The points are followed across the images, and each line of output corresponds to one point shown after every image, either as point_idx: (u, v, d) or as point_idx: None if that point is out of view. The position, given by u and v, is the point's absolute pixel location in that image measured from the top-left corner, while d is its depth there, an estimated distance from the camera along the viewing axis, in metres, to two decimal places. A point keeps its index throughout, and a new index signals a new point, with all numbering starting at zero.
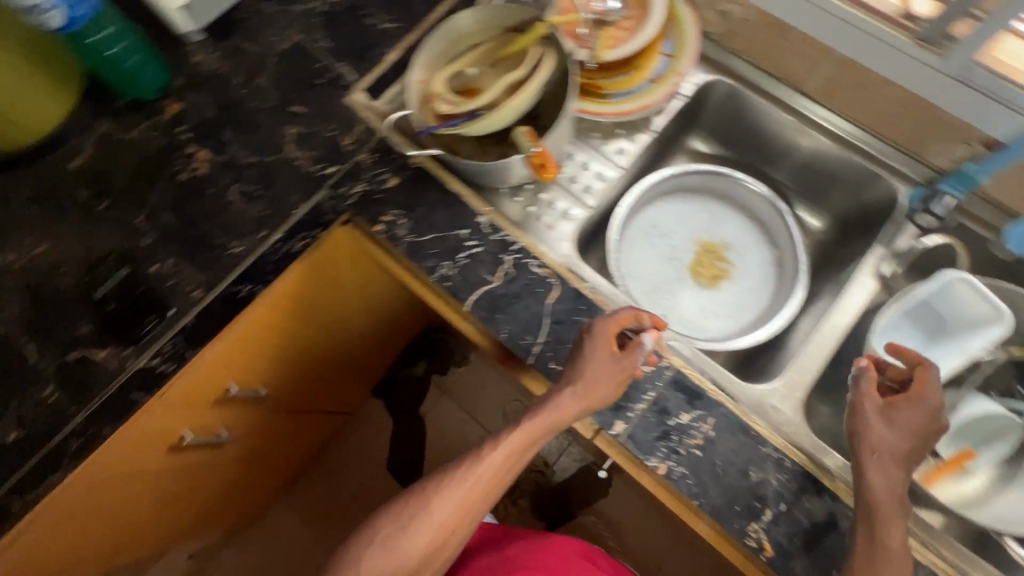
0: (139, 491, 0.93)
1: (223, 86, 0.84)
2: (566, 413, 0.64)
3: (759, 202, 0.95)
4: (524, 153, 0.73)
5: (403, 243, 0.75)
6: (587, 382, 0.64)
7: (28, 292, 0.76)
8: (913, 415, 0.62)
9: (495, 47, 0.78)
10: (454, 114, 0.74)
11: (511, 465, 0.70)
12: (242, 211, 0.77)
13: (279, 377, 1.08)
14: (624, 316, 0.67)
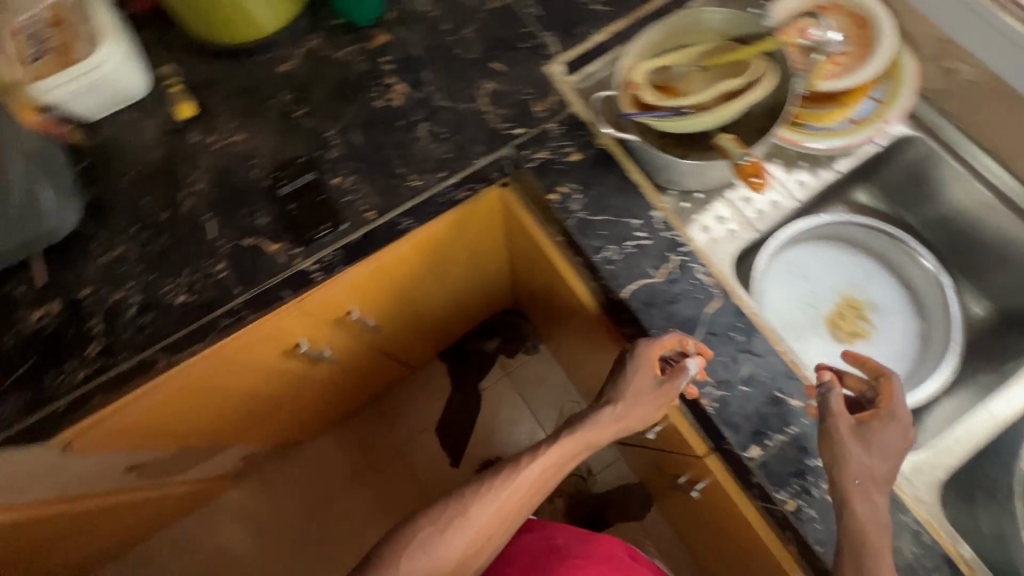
0: (222, 396, 0.97)
1: (431, 28, 0.88)
2: (607, 431, 0.72)
3: (915, 271, 0.92)
4: (735, 160, 0.70)
5: (573, 217, 0.76)
6: (628, 403, 0.70)
7: (219, 174, 0.81)
8: (892, 439, 0.62)
9: (711, 51, 0.78)
10: (657, 106, 0.75)
11: (543, 482, 0.72)
12: (427, 149, 0.80)
13: (387, 315, 1.11)
14: (667, 341, 0.68)
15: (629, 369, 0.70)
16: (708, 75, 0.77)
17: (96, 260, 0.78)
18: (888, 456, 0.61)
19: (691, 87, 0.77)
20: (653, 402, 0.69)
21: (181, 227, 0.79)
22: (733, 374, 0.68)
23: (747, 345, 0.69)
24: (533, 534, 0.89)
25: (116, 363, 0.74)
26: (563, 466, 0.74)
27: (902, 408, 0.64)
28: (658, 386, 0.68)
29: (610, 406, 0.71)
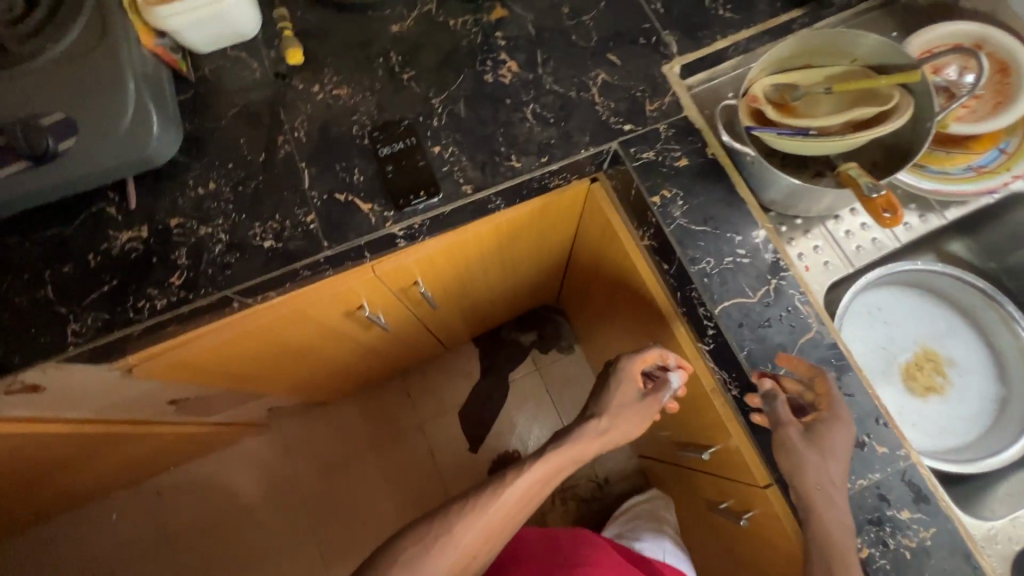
0: (241, 362, 0.97)
1: (550, 9, 0.86)
2: (591, 447, 0.78)
3: (1004, 335, 0.87)
4: (865, 192, 0.64)
5: (673, 223, 0.74)
6: (615, 413, 0.79)
7: (319, 124, 0.80)
8: (839, 441, 0.62)
9: (841, 75, 0.75)
10: (781, 123, 0.72)
11: (530, 498, 0.74)
12: (532, 131, 0.79)
13: (443, 292, 1.09)
14: (648, 356, 0.80)
15: (616, 384, 0.80)
16: (835, 99, 0.74)
17: (189, 192, 0.77)
18: (840, 459, 0.62)
19: (816, 110, 0.74)
20: (634, 415, 0.80)
21: (276, 171, 0.78)
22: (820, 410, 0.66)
23: (838, 383, 0.67)
24: (539, 536, 0.85)
25: (196, 297, 0.74)
26: (550, 482, 0.76)
27: (842, 407, 0.64)
28: (640, 400, 0.80)
29: (595, 421, 0.79)
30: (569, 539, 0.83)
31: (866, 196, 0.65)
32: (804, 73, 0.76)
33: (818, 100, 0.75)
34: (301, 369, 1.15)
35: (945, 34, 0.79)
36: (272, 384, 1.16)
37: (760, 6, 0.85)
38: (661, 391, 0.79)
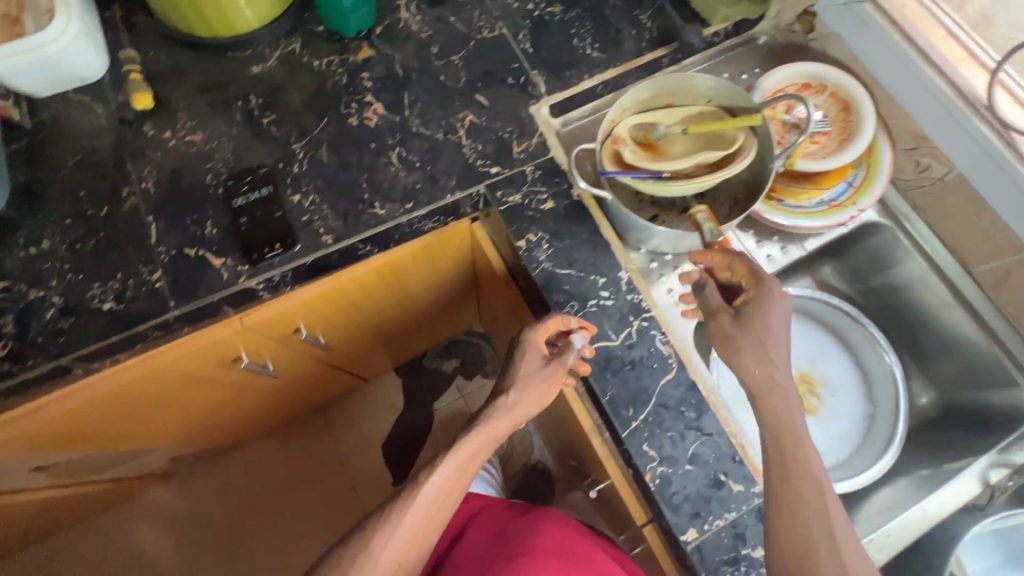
0: (127, 411, 0.88)
1: (418, 50, 0.85)
2: (502, 425, 0.69)
3: (871, 354, 0.91)
4: (704, 237, 0.68)
5: (539, 268, 0.74)
6: (517, 391, 0.69)
7: (169, 173, 0.76)
8: (770, 316, 0.61)
9: (696, 116, 0.77)
10: (637, 166, 0.74)
11: (444, 509, 0.66)
12: (397, 177, 0.77)
13: (339, 333, 1.05)
14: (550, 324, 0.68)
15: (518, 354, 0.69)
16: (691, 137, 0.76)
17: (19, 253, 0.72)
18: (779, 338, 0.60)
19: (674, 148, 0.76)
20: (544, 386, 0.69)
21: (120, 226, 0.73)
22: (679, 452, 0.66)
23: (696, 423, 0.67)
24: (486, 523, 0.81)
25: (24, 368, 0.68)
26: (464, 479, 0.68)
27: (770, 284, 0.62)
28: (545, 367, 0.69)
29: (502, 398, 0.69)
30: (515, 526, 0.79)
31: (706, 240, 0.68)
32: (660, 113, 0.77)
33: (676, 138, 0.76)
34: (198, 409, 1.04)
35: (793, 74, 0.83)
36: (171, 427, 1.06)
37: (626, 46, 0.86)
38: (567, 356, 0.68)
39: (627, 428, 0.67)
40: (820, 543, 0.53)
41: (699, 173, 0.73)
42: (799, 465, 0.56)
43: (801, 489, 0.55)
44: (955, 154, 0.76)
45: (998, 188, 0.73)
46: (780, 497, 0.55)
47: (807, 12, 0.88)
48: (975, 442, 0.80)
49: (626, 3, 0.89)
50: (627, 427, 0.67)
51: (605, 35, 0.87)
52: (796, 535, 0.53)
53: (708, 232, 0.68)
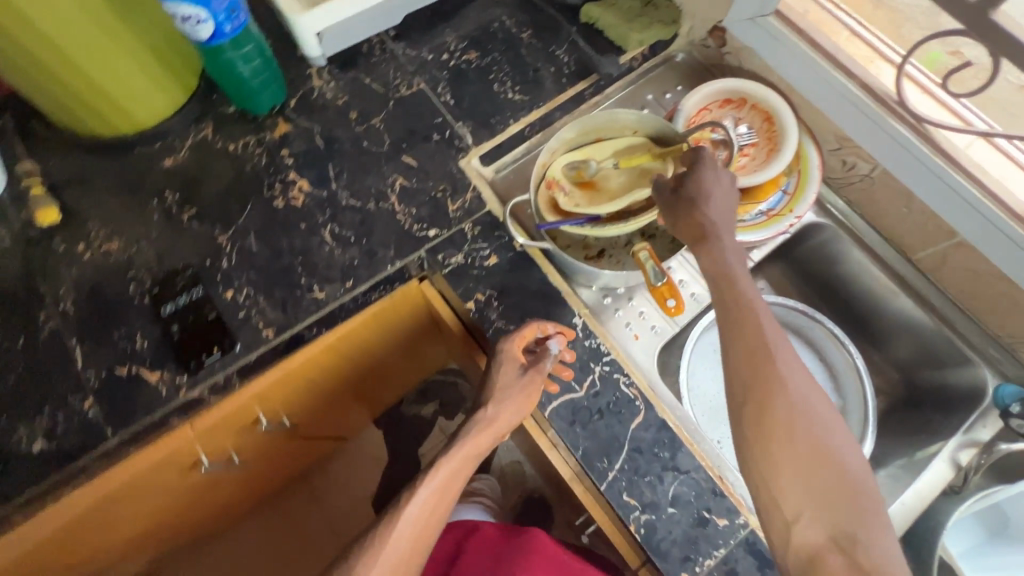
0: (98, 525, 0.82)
1: (336, 118, 0.82)
2: (482, 439, 0.70)
3: (834, 349, 0.90)
4: (651, 283, 0.69)
5: (492, 328, 0.72)
6: (496, 408, 0.68)
7: (88, 290, 0.71)
8: (703, 180, 0.64)
9: (628, 148, 0.77)
10: (574, 212, 0.73)
11: (434, 525, 0.67)
12: (333, 255, 0.74)
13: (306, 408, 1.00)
14: (527, 331, 0.69)
15: (494, 366, 0.69)
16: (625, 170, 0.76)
17: None
18: (717, 195, 0.63)
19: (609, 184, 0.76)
20: (521, 394, 0.68)
21: (40, 356, 0.68)
22: (660, 495, 0.65)
23: (672, 463, 0.66)
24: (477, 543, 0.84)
25: None
26: (450, 496, 0.69)
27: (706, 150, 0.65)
28: (522, 377, 0.68)
29: (480, 412, 0.70)
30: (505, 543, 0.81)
31: (653, 284, 0.69)
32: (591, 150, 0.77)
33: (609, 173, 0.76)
34: (175, 511, 0.97)
35: (714, 91, 0.84)
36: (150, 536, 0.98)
37: (547, 85, 0.86)
38: (542, 362, 0.68)
39: (604, 479, 0.66)
40: (780, 396, 0.53)
41: (636, 211, 0.73)
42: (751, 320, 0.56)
43: (758, 345, 0.55)
44: (880, 154, 0.78)
45: (925, 185, 0.76)
46: (739, 355, 0.55)
47: (717, 28, 0.87)
48: (941, 423, 0.82)
49: (541, 42, 0.89)
50: (605, 479, 0.66)
51: (525, 77, 0.86)
52: (757, 389, 0.54)
53: (653, 273, 0.69)
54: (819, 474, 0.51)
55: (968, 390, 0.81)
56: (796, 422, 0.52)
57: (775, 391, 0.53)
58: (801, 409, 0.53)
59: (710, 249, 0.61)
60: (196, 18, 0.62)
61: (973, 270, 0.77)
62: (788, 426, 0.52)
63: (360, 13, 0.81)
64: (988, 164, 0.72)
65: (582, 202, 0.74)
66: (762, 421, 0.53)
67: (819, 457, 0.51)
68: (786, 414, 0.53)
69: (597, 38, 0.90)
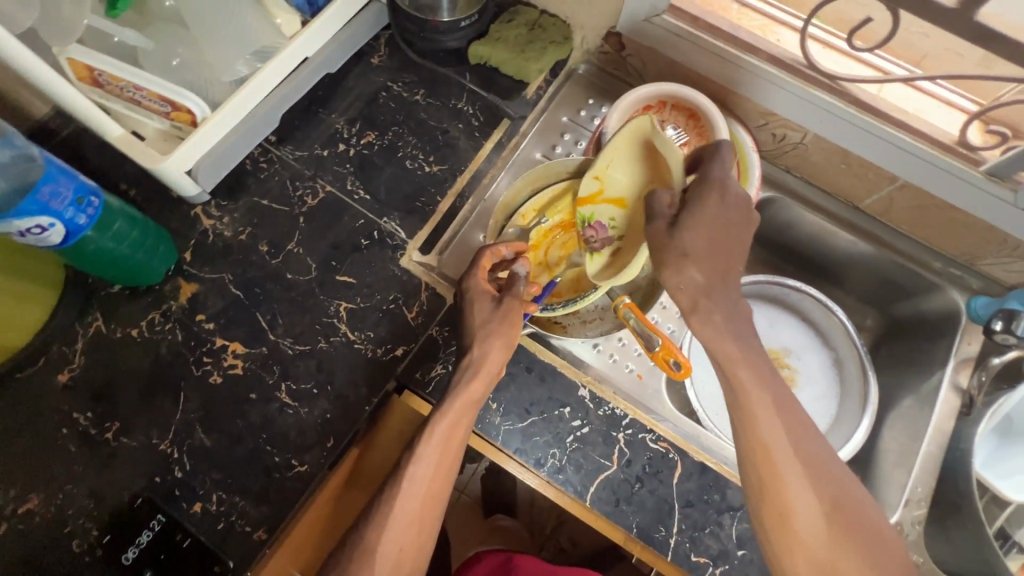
0: None
1: (246, 257, 0.71)
2: (477, 384, 0.61)
3: (812, 305, 0.93)
4: (645, 347, 0.66)
5: (501, 433, 0.66)
6: (480, 336, 0.62)
7: (22, 567, 0.58)
8: (695, 233, 0.59)
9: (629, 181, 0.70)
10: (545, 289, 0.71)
11: (439, 484, 0.59)
12: (300, 417, 0.65)
13: None
14: (485, 260, 0.66)
15: (466, 307, 0.64)
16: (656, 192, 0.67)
17: None
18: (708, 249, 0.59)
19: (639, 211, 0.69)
20: (500, 321, 0.63)
21: None
22: (726, 543, 0.63)
23: (725, 504, 0.64)
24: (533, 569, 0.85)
25: None
26: (455, 447, 0.60)
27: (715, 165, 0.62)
28: (497, 308, 0.63)
29: (465, 358, 0.62)
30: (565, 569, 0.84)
31: (648, 349, 0.66)
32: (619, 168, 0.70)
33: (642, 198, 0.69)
34: None
35: (633, 102, 0.80)
36: None
37: (461, 144, 0.79)
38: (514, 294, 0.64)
39: (668, 548, 0.63)
40: (796, 485, 0.55)
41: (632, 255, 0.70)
42: (760, 414, 0.56)
43: (770, 440, 0.56)
44: (805, 121, 0.78)
45: (857, 139, 0.76)
46: (752, 452, 0.56)
47: (611, 33, 0.82)
48: (933, 352, 0.84)
49: (437, 99, 0.81)
50: (668, 547, 0.63)
51: (435, 143, 0.79)
52: (772, 484, 0.55)
53: (644, 331, 0.66)
54: (837, 562, 0.55)
55: (943, 311, 0.84)
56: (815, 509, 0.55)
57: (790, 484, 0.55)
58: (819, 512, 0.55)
59: (700, 319, 0.58)
60: (39, 228, 0.52)
61: (923, 204, 0.78)
62: (807, 524, 0.55)
63: (228, 133, 0.70)
64: (905, 102, 0.74)
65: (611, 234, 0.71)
66: (783, 514, 0.56)
67: (839, 537, 0.55)
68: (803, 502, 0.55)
69: (494, 78, 0.83)
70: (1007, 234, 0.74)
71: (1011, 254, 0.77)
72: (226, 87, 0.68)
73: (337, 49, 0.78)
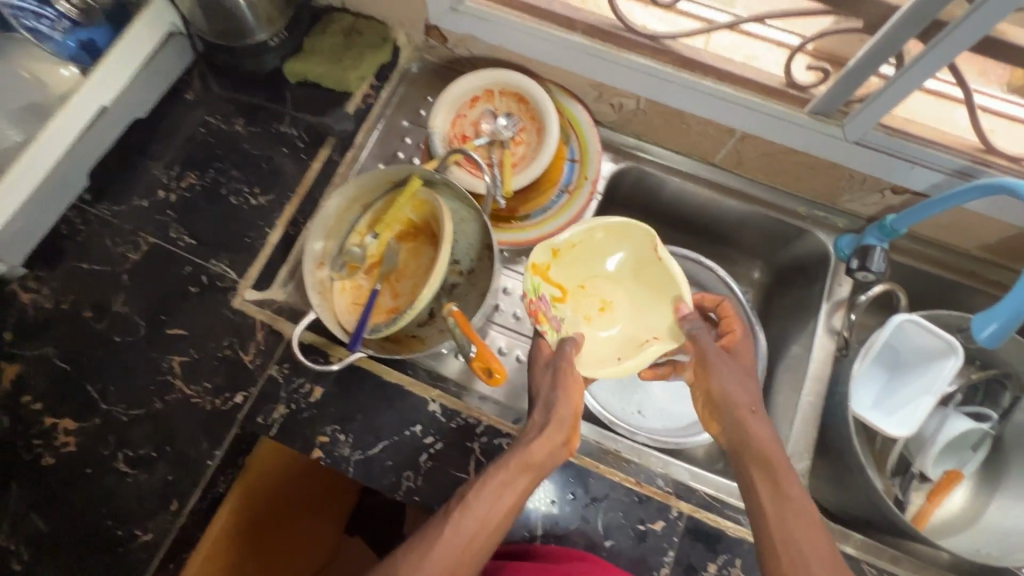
0: None
1: (70, 327, 0.68)
2: (533, 444, 0.60)
3: (696, 268, 0.91)
4: (463, 353, 0.59)
5: (351, 464, 0.63)
6: (545, 399, 0.63)
7: None
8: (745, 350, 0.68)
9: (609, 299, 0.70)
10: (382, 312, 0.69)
11: (488, 537, 0.56)
12: (139, 485, 0.62)
13: None
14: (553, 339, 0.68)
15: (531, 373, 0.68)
16: (621, 286, 0.70)
17: None
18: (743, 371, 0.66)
19: (582, 295, 0.71)
20: (558, 387, 0.63)
21: None
22: (593, 536, 0.61)
23: (588, 496, 0.63)
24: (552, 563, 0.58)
25: None
26: (507, 505, 0.58)
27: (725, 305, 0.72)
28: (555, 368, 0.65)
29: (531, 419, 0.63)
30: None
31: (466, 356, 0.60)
32: (574, 254, 0.70)
33: (588, 285, 0.71)
34: None
35: (457, 96, 0.76)
36: None
37: (287, 169, 0.76)
38: (564, 361, 0.64)
39: None
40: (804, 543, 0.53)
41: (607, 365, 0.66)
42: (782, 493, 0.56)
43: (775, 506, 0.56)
44: (635, 88, 0.75)
45: (686, 98, 0.73)
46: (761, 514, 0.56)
47: (429, 26, 0.79)
48: (810, 297, 0.83)
49: (259, 126, 0.78)
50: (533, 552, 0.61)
51: (259, 173, 0.76)
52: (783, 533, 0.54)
53: (463, 339, 0.60)
54: None
55: (813, 254, 0.83)
56: None
57: (808, 562, 0.52)
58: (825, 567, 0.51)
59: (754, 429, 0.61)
60: None
61: (769, 150, 0.76)
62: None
63: (22, 203, 0.66)
64: (732, 51, 0.71)
65: (442, 256, 0.63)
66: None
67: None
68: None
69: (316, 94, 0.79)
70: (850, 169, 0.72)
71: (865, 188, 0.75)
72: (10, 156, 0.65)
73: (141, 91, 0.75)
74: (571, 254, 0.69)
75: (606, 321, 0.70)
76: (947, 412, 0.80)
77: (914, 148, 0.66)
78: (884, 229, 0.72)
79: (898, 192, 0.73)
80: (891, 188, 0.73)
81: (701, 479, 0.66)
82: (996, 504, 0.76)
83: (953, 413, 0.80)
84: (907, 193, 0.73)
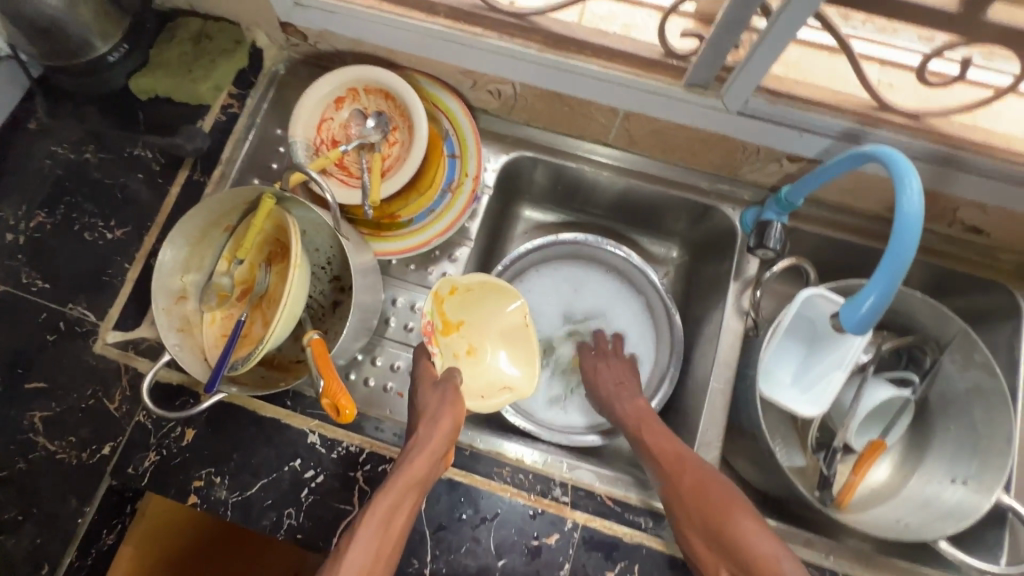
0: None
1: None
2: (417, 462, 0.55)
3: (608, 255, 0.86)
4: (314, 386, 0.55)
5: (229, 507, 0.61)
6: (428, 416, 0.59)
7: None
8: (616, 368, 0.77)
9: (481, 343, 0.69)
10: (247, 343, 0.64)
11: (378, 572, 0.49)
12: (6, 550, 0.59)
13: None
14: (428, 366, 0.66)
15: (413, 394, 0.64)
16: (498, 337, 0.69)
17: None
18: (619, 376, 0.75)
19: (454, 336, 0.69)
20: (445, 403, 0.60)
21: None
22: (486, 557, 0.59)
23: (478, 516, 0.60)
24: None
25: None
26: (394, 536, 0.51)
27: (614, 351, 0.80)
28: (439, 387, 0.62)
29: (410, 440, 0.57)
30: None
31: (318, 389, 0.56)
32: (469, 295, 0.69)
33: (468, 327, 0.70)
34: None
35: (317, 99, 0.70)
36: None
37: (144, 197, 0.71)
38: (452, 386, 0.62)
39: None
40: (658, 441, 0.63)
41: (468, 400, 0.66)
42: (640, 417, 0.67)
43: (720, 557, 0.52)
44: (509, 73, 0.69)
45: (563, 80, 0.67)
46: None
47: (283, 24, 0.72)
48: (720, 276, 0.79)
49: (111, 151, 0.72)
50: None
51: (114, 203, 0.70)
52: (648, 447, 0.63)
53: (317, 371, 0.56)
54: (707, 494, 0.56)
55: (720, 231, 0.79)
56: (691, 477, 0.57)
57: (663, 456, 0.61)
58: (679, 450, 0.61)
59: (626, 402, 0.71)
60: None
61: (658, 126, 0.71)
62: (680, 465, 0.59)
63: None
64: (609, 22, 0.64)
65: (289, 281, 0.58)
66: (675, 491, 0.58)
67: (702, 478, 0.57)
68: (683, 476, 0.58)
69: (169, 111, 0.73)
70: (741, 140, 0.68)
71: (761, 158, 0.70)
72: None
73: None
74: (464, 297, 0.69)
75: (470, 364, 0.68)
76: (864, 379, 0.76)
77: (799, 115, 0.61)
78: (781, 203, 0.68)
79: (794, 160, 0.68)
80: (786, 156, 0.68)
81: (604, 483, 0.64)
82: (918, 474, 0.75)
83: (873, 381, 0.76)
84: (803, 161, 0.68)
